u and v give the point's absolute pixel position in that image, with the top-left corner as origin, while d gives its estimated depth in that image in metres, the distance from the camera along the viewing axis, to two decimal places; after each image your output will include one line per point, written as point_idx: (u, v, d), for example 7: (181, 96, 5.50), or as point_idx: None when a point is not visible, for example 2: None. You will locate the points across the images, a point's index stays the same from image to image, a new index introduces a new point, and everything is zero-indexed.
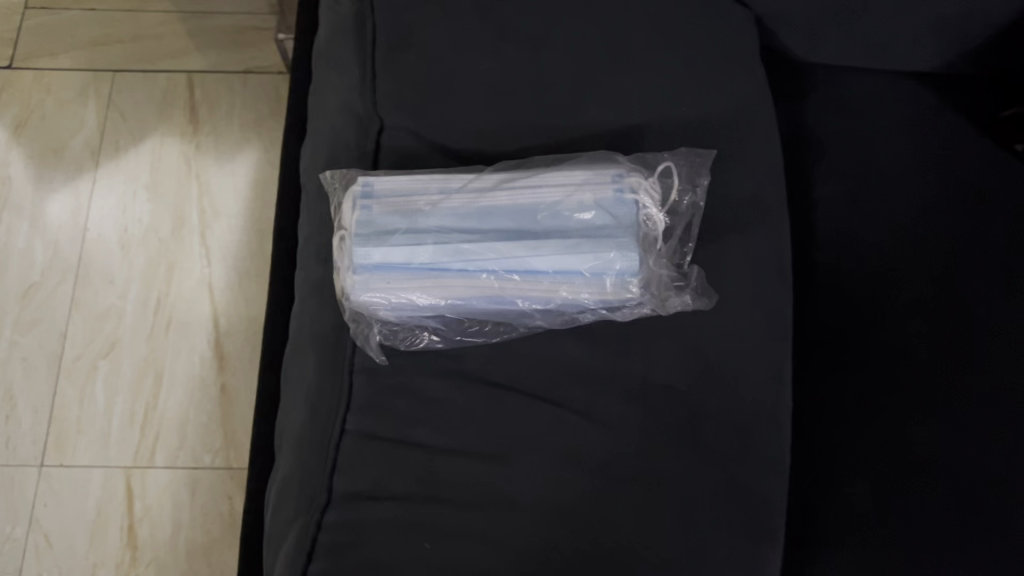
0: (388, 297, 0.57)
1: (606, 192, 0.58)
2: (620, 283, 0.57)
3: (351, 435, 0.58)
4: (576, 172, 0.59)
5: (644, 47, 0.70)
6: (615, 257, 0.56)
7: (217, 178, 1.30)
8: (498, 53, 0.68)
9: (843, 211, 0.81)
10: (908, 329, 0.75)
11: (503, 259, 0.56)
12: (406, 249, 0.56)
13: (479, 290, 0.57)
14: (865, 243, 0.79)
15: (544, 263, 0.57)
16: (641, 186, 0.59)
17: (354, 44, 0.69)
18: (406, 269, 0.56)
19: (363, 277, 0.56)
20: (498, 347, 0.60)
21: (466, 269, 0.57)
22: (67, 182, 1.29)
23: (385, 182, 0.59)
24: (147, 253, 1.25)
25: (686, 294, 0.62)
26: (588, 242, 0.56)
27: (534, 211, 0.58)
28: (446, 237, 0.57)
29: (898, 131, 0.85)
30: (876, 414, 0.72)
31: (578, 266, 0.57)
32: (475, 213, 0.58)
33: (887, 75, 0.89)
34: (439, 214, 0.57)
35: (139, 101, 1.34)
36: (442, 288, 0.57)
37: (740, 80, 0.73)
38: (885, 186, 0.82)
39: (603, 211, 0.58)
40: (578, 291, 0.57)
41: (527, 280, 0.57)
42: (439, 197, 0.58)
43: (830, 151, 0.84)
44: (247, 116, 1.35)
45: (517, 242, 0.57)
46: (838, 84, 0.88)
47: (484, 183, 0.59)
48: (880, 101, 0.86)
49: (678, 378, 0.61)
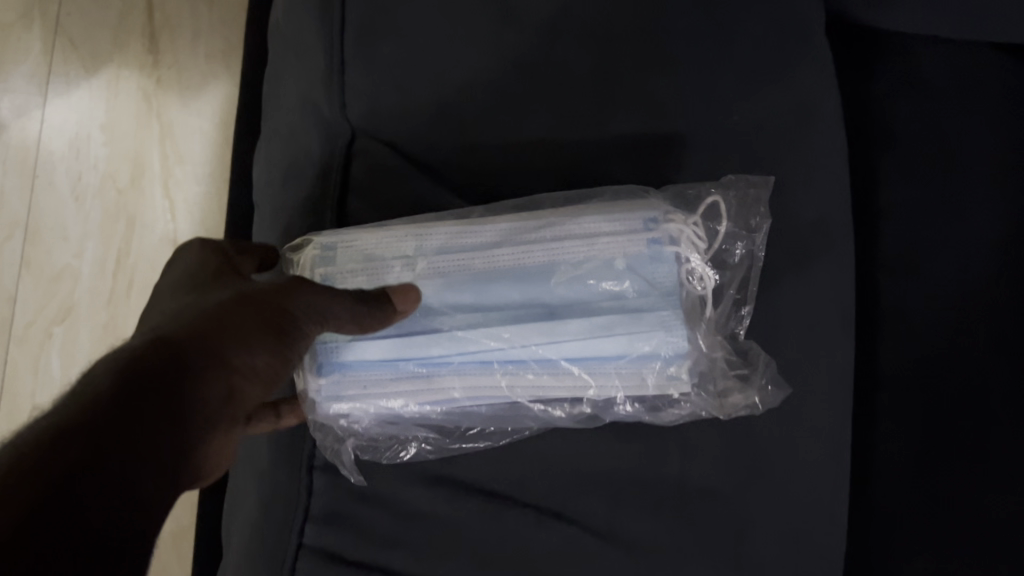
0: (367, 404, 0.46)
1: (637, 245, 0.45)
2: (665, 375, 0.45)
3: (309, 551, 0.47)
4: (597, 219, 0.46)
5: (684, 45, 0.55)
6: (657, 342, 0.44)
7: (183, 123, 1.04)
8: (501, 51, 0.53)
9: (915, 223, 0.66)
10: (986, 378, 0.63)
11: (511, 351, 0.44)
12: (385, 342, 0.44)
13: (483, 390, 0.45)
14: (943, 269, 0.65)
15: (564, 351, 0.44)
16: (682, 234, 0.46)
17: (316, 23, 0.52)
18: (388, 366, 0.45)
19: (332, 380, 0.44)
20: (505, 452, 0.49)
21: (463, 365, 0.45)
22: (11, 120, 1.03)
23: (350, 246, 0.45)
24: (104, 204, 1.02)
25: (754, 394, 0.50)
26: (621, 322, 0.44)
27: (546, 277, 0.45)
28: (443, 324, 0.45)
29: (985, 121, 0.68)
30: (943, 479, 0.61)
31: (609, 353, 0.45)
32: (473, 281, 0.45)
33: (976, 46, 0.70)
34: (428, 291, 0.45)
35: (90, 25, 1.05)
36: (435, 391, 0.45)
37: (806, 75, 0.57)
38: (965, 194, 0.67)
39: (634, 276, 0.45)
40: (610, 387, 0.45)
41: (547, 375, 0.45)
42: (422, 260, 0.45)
43: (903, 146, 0.67)
44: (215, 46, 1.06)
45: (527, 326, 0.44)
46: (914, 59, 0.70)
47: (481, 239, 0.45)
48: (959, 82, 0.69)
49: (721, 480, 0.51)
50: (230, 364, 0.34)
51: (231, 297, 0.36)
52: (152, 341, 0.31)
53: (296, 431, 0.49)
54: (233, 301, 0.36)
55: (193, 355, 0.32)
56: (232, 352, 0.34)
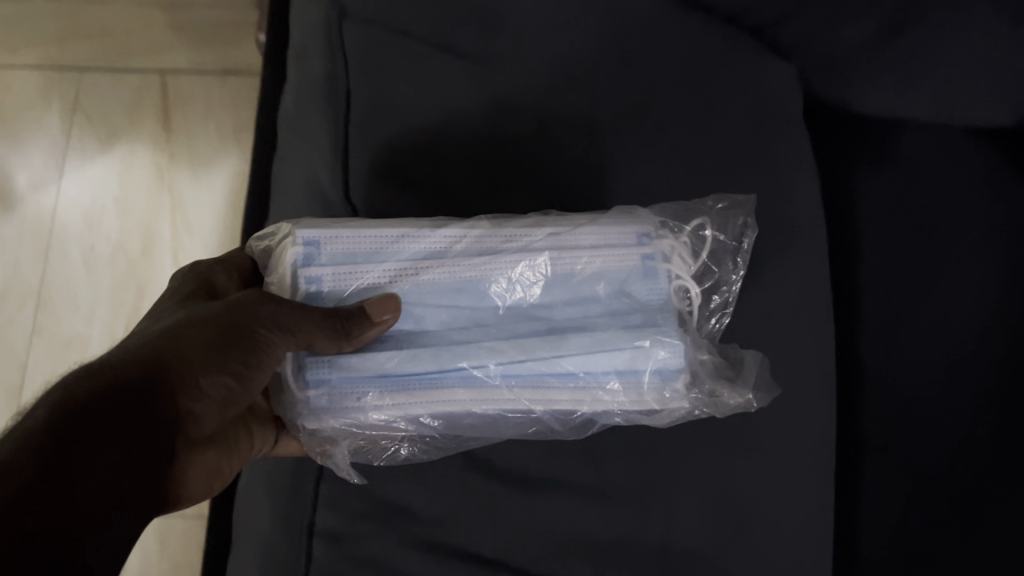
0: (359, 417, 0.46)
1: (632, 260, 0.50)
2: (661, 385, 0.49)
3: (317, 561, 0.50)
4: (589, 233, 0.49)
5: (667, 136, 0.59)
6: (658, 349, 0.48)
7: (193, 196, 1.07)
8: (495, 139, 0.57)
9: (896, 295, 0.68)
10: (962, 448, 0.65)
11: (510, 363, 0.46)
12: (387, 357, 0.45)
13: (489, 403, 0.47)
14: (922, 340, 0.67)
15: (571, 362, 0.47)
16: (673, 252, 0.51)
17: (325, 108, 0.58)
18: (387, 379, 0.46)
19: (321, 392, 0.45)
20: (494, 518, 0.52)
21: (467, 377, 0.46)
22: (30, 194, 1.08)
23: (332, 241, 0.46)
24: (115, 275, 1.05)
25: (748, 390, 0.53)
26: (622, 334, 0.48)
27: (538, 286, 0.48)
28: (436, 335, 0.47)
29: (960, 201, 0.71)
30: (925, 518, 0.63)
31: (611, 364, 0.47)
32: (466, 287, 0.47)
33: (948, 133, 0.74)
34: (417, 294, 0.47)
35: (107, 104, 1.10)
36: (432, 401, 0.46)
37: (779, 160, 0.61)
38: (942, 268, 0.69)
39: (629, 292, 0.49)
40: (608, 394, 0.48)
41: (547, 383, 0.47)
42: (412, 263, 0.47)
43: (881, 223, 0.70)
44: (225, 122, 1.10)
45: (533, 338, 0.47)
46: (892, 143, 0.73)
47: (475, 247, 0.48)
48: (933, 166, 0.73)
49: (703, 543, 0.54)
50: (178, 385, 0.38)
51: (179, 322, 0.41)
52: (102, 373, 0.36)
53: (296, 499, 0.52)
54: (202, 325, 0.41)
55: (137, 393, 0.36)
56: (179, 373, 0.39)
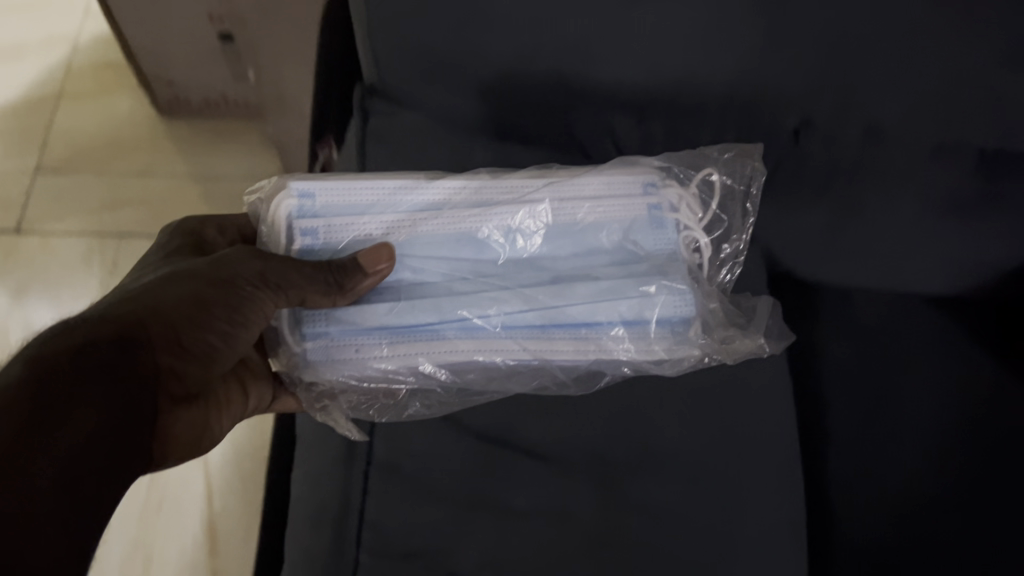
0: (358, 369, 0.59)
1: (640, 208, 0.63)
2: (669, 334, 0.63)
3: None
4: (591, 184, 0.63)
5: None
6: (659, 297, 0.62)
7: None
8: None
9: (857, 449, 0.76)
10: None
11: (515, 314, 0.60)
12: (387, 305, 0.58)
13: (493, 347, 0.60)
14: (882, 485, 0.75)
15: (575, 309, 0.60)
16: (679, 200, 0.65)
17: None
18: (403, 328, 0.58)
19: (319, 343, 0.58)
20: None
21: (465, 326, 0.59)
22: None
23: (322, 193, 0.59)
24: None
25: (761, 337, 0.70)
26: (619, 287, 0.61)
27: (535, 238, 0.62)
28: (438, 284, 0.60)
29: (909, 362, 0.80)
30: (900, 547, 0.71)
31: (614, 312, 0.61)
32: (461, 237, 0.61)
33: (896, 298, 0.84)
34: (412, 241, 0.60)
35: None
36: (435, 348, 0.59)
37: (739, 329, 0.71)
38: (894, 420, 0.77)
39: (637, 243, 0.63)
40: (612, 338, 0.61)
41: (552, 332, 0.61)
42: (404, 214, 0.60)
43: (841, 385, 0.79)
44: None
45: (546, 289, 0.61)
46: (847, 309, 0.83)
47: (473, 201, 0.62)
48: (884, 330, 0.82)
49: None
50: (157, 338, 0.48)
51: (168, 278, 0.51)
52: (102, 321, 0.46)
53: None
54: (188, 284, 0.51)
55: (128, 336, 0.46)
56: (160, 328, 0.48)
